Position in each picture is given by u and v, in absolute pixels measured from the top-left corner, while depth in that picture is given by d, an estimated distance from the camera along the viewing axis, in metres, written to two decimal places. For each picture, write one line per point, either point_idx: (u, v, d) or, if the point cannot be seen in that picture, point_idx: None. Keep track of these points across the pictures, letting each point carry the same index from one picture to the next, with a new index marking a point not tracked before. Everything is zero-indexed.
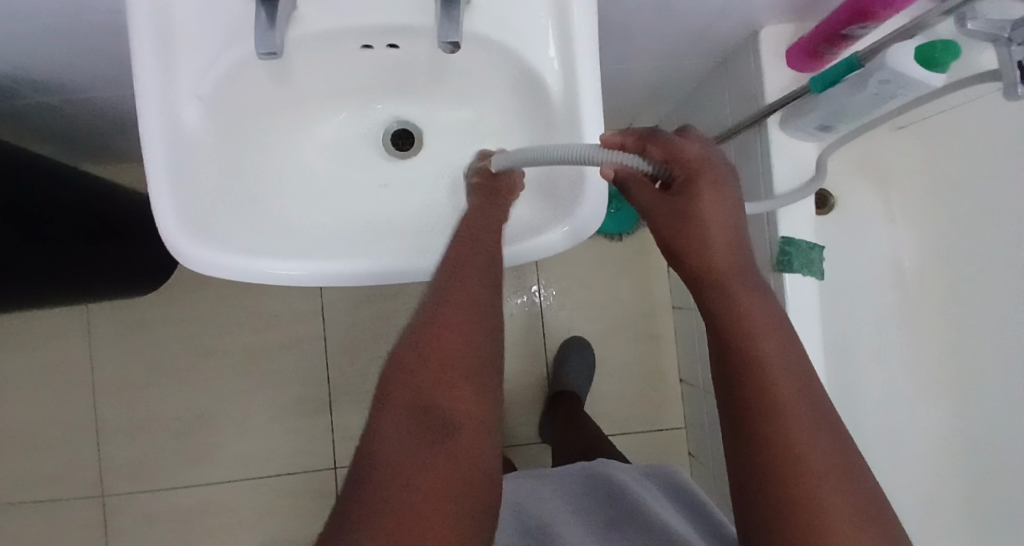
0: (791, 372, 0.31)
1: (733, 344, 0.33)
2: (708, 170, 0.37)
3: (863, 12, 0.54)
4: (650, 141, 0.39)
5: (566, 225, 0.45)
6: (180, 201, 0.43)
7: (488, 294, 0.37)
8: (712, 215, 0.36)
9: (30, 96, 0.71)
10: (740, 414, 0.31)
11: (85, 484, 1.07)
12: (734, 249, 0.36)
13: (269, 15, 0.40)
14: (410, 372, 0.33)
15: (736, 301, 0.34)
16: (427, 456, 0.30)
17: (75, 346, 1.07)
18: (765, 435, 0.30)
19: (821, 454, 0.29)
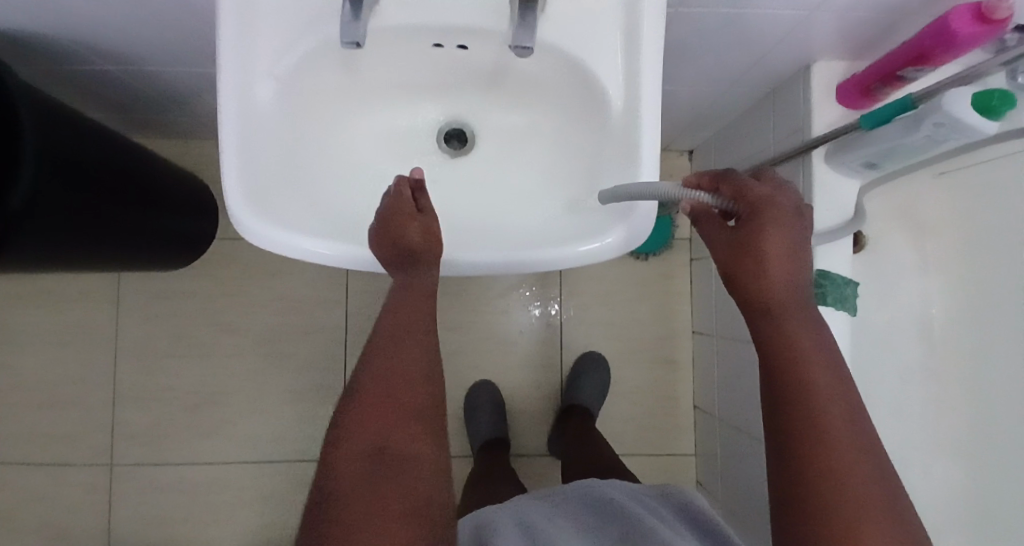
0: (833, 396, 0.39)
1: (788, 372, 0.40)
2: (772, 209, 0.42)
3: (921, 55, 0.55)
4: (722, 182, 0.45)
5: (619, 233, 0.46)
6: (246, 173, 0.44)
7: (420, 338, 0.47)
8: (772, 250, 0.41)
9: (95, 62, 0.74)
10: (788, 429, 0.39)
11: (96, 449, 1.08)
12: (790, 284, 0.41)
13: (354, 7, 0.42)
14: (363, 419, 0.43)
15: (789, 330, 0.41)
16: (392, 494, 0.41)
17: (103, 311, 1.09)
18: (810, 446, 0.38)
19: (854, 459, 0.37)
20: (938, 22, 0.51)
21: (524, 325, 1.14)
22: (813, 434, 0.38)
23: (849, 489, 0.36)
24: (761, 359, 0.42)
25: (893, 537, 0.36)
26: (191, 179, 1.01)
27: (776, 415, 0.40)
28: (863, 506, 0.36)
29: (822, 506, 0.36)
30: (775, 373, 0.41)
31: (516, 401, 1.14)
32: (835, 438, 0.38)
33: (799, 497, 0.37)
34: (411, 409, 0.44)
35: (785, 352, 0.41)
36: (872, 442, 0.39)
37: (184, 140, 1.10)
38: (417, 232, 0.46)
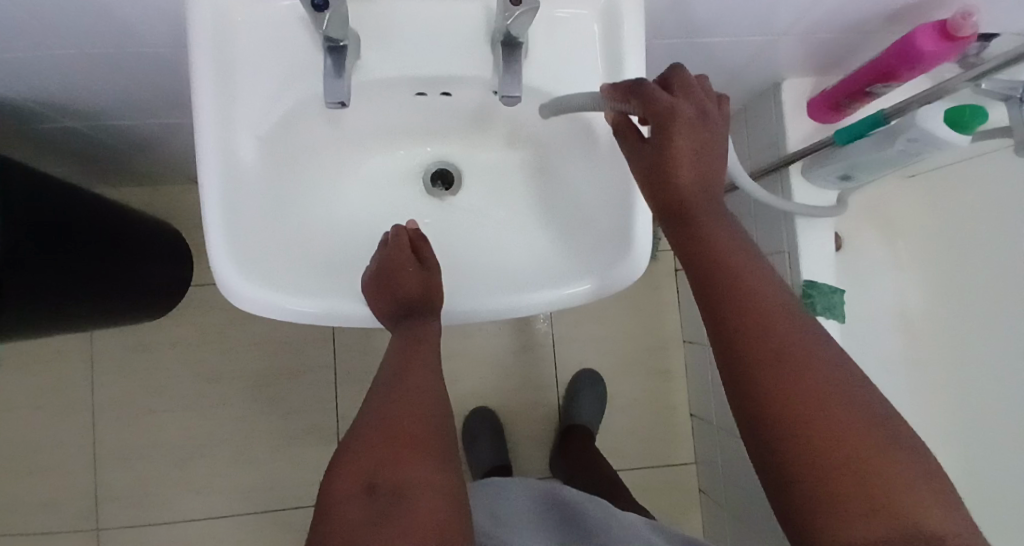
0: (772, 296, 0.36)
1: (723, 280, 0.36)
2: (679, 121, 0.38)
3: (888, 73, 0.57)
4: (632, 94, 0.39)
5: (591, 281, 0.47)
6: (236, 239, 0.42)
7: (426, 369, 0.46)
8: (681, 156, 0.38)
9: (58, 120, 0.71)
10: (737, 340, 0.34)
11: (79, 514, 1.03)
12: (700, 183, 0.39)
13: (337, 64, 0.41)
14: (358, 451, 0.40)
15: (713, 236, 0.38)
16: (388, 527, 0.36)
17: (78, 369, 1.04)
18: (763, 352, 0.33)
19: (809, 359, 0.33)
20: (904, 40, 0.53)
21: (517, 347, 1.14)
22: (760, 345, 0.34)
23: (818, 389, 0.32)
24: (693, 274, 0.38)
25: (868, 432, 0.31)
26: (164, 228, 0.98)
27: (718, 331, 0.35)
28: (832, 409, 0.31)
29: (794, 413, 0.31)
30: (709, 287, 0.37)
31: (514, 425, 1.13)
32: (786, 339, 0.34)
33: (763, 411, 0.32)
34: (405, 439, 0.40)
35: (715, 261, 0.37)
36: (821, 337, 0.35)
37: (153, 187, 1.07)
38: (419, 285, 0.46)
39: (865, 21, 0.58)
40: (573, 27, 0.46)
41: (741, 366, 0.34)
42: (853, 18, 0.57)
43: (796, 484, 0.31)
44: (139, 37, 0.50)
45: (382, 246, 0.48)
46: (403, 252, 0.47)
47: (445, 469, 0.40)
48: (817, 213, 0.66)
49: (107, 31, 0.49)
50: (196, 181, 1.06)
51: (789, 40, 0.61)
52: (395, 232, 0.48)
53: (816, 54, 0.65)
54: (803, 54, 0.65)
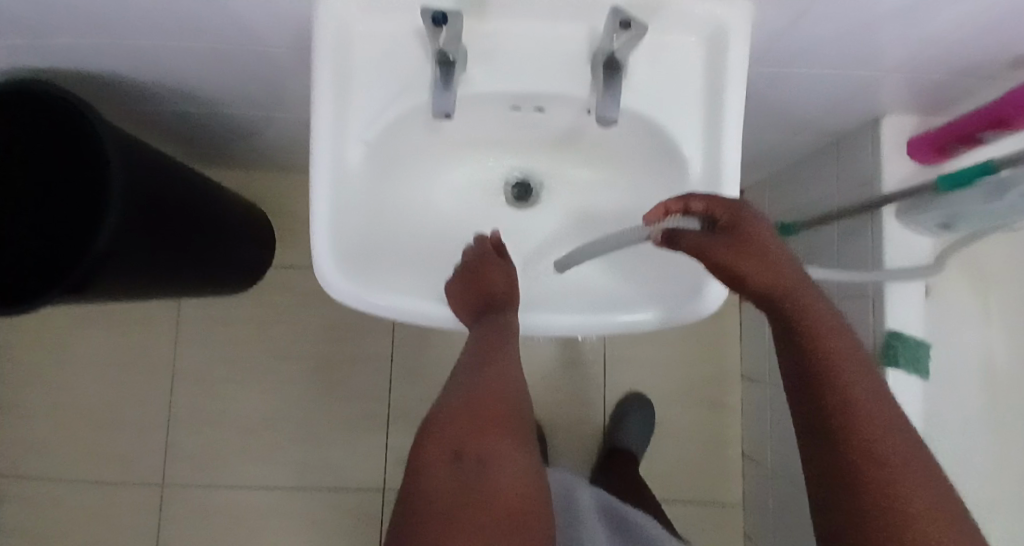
0: (868, 392, 0.37)
1: (823, 370, 0.37)
2: (746, 211, 0.41)
3: (1000, 120, 0.54)
4: (691, 198, 0.40)
5: (659, 311, 0.49)
6: (337, 234, 0.46)
7: (510, 357, 0.48)
8: (762, 247, 0.40)
9: (178, 106, 0.78)
10: (824, 422, 0.37)
11: (149, 468, 1.12)
12: (790, 269, 0.40)
13: (445, 79, 0.44)
14: (443, 421, 0.44)
15: (810, 317, 0.39)
16: (467, 491, 0.41)
17: (163, 334, 1.14)
18: (849, 438, 0.35)
19: (903, 460, 0.34)
20: (1017, 90, 0.50)
21: (568, 361, 1.13)
22: (858, 438, 0.35)
23: (896, 479, 0.33)
24: (785, 349, 0.40)
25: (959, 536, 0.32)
26: (253, 211, 1.05)
27: (809, 409, 0.38)
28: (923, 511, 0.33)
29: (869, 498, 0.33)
30: (802, 365, 0.39)
31: (558, 440, 1.13)
32: (875, 428, 0.35)
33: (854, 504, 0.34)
34: (478, 420, 0.44)
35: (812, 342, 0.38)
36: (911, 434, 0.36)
37: (245, 172, 1.15)
38: (502, 282, 0.49)
39: (986, 63, 0.55)
40: (673, 55, 0.47)
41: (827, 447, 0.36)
42: (972, 59, 0.54)
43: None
44: (265, 36, 0.54)
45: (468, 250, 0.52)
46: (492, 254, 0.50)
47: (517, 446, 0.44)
48: (912, 274, 0.65)
49: (240, 32, 0.54)
50: (285, 170, 1.14)
51: (896, 78, 0.59)
52: (477, 242, 0.52)
53: (925, 93, 0.62)
54: (909, 92, 0.62)
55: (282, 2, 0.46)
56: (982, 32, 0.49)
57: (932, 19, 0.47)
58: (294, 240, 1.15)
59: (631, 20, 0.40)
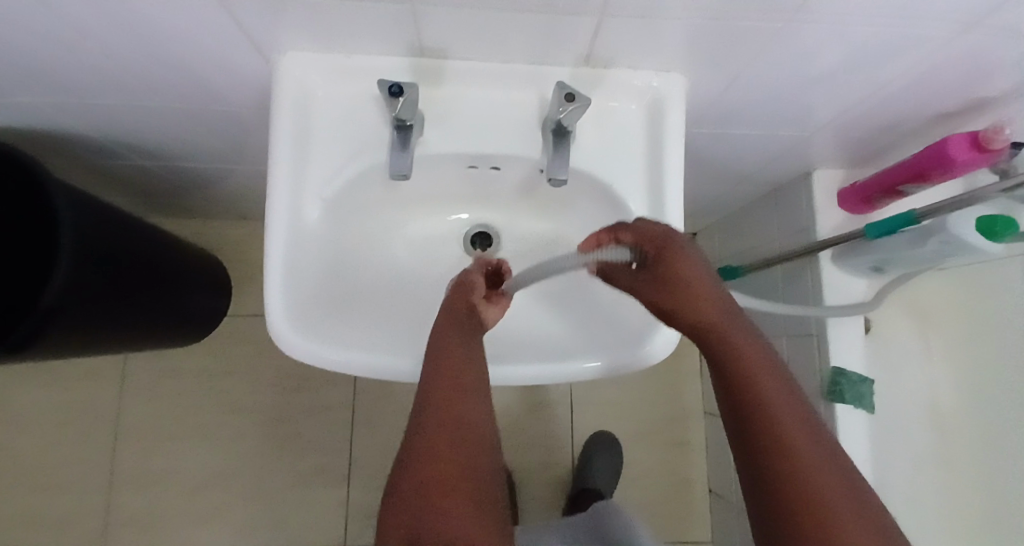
0: (808, 438, 0.33)
1: (752, 411, 0.34)
2: (673, 243, 0.40)
3: (920, 174, 0.60)
4: (620, 229, 0.43)
5: (601, 359, 0.50)
6: (291, 288, 0.46)
7: (470, 388, 0.41)
8: (688, 286, 0.39)
9: (132, 158, 0.77)
10: (761, 471, 0.32)
11: (85, 537, 1.03)
12: (719, 304, 0.39)
13: (402, 140, 0.45)
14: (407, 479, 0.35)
15: (741, 353, 0.37)
16: None
17: (107, 389, 1.08)
18: (786, 485, 0.31)
19: (854, 523, 0.29)
20: (935, 146, 0.56)
21: (534, 404, 1.13)
22: (797, 493, 0.31)
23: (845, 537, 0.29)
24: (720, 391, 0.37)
25: None
26: (210, 259, 1.03)
27: (748, 459, 0.34)
28: None
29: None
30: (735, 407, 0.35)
31: (526, 485, 1.11)
32: (817, 478, 0.31)
33: None
34: (445, 490, 0.34)
35: (744, 380, 0.35)
36: (862, 490, 0.31)
37: (202, 220, 1.13)
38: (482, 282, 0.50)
39: (896, 123, 0.61)
40: (617, 118, 0.50)
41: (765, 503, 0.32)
42: (883, 118, 0.60)
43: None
44: (223, 96, 0.55)
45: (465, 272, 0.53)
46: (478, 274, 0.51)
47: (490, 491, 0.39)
48: (849, 310, 0.69)
49: (199, 92, 0.54)
50: (245, 218, 1.12)
51: (821, 136, 0.65)
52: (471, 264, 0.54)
53: (847, 148, 0.68)
54: (834, 148, 0.68)
55: (240, 66, 0.48)
56: (889, 96, 0.55)
57: (845, 85, 0.52)
58: (253, 288, 1.13)
59: (575, 92, 0.44)
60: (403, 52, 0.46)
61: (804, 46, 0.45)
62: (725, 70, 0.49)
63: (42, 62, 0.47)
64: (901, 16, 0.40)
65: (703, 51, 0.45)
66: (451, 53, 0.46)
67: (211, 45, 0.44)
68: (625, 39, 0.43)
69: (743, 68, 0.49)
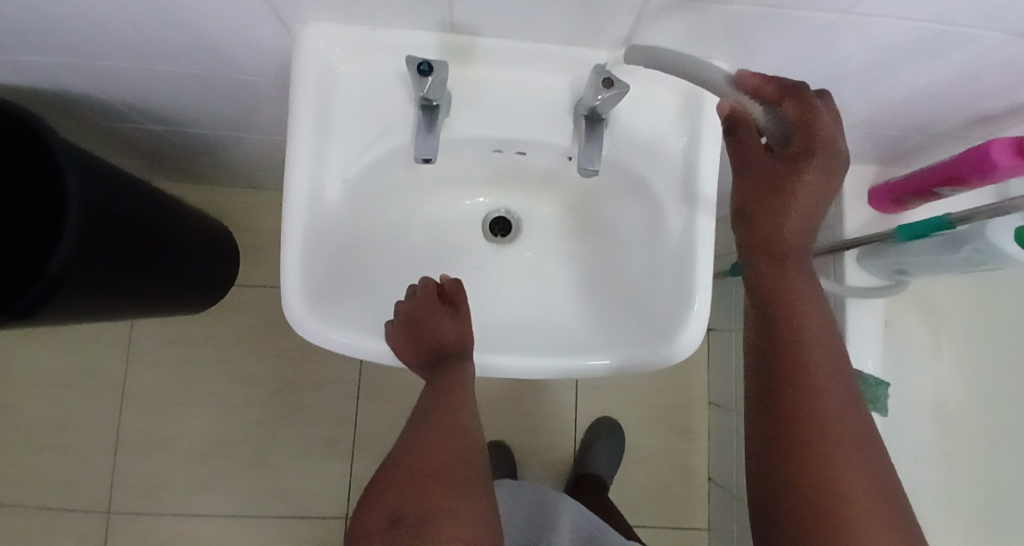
0: (821, 347, 0.41)
1: (779, 321, 0.42)
2: (824, 153, 0.39)
3: (956, 177, 0.58)
4: (788, 96, 0.39)
5: (613, 356, 0.49)
6: (309, 271, 0.44)
7: (462, 403, 0.48)
8: (799, 198, 0.40)
9: (142, 123, 0.75)
10: (779, 383, 0.40)
11: (94, 496, 1.05)
12: (803, 233, 0.42)
13: (429, 122, 0.44)
14: (390, 479, 0.44)
15: (792, 293, 0.42)
16: None
17: (113, 353, 1.08)
18: (792, 382, 0.40)
19: (836, 416, 0.39)
20: (974, 150, 0.54)
21: (540, 387, 1.13)
22: (800, 386, 0.40)
23: (832, 451, 0.38)
24: (756, 322, 0.44)
25: (870, 484, 0.38)
26: (219, 227, 1.02)
27: (764, 361, 0.42)
28: (846, 463, 0.38)
29: (808, 470, 0.38)
30: (766, 338, 0.42)
31: (528, 466, 1.12)
32: (824, 395, 0.39)
33: (787, 446, 0.39)
34: (426, 489, 0.42)
35: (781, 322, 0.42)
36: (851, 389, 0.41)
37: (211, 188, 1.11)
38: (452, 331, 0.49)
39: (936, 123, 0.59)
40: (654, 105, 0.48)
41: (772, 413, 0.40)
42: (922, 118, 0.58)
43: (776, 516, 0.39)
44: (240, 63, 0.53)
45: (411, 295, 0.51)
46: (431, 286, 0.51)
47: (468, 498, 0.42)
48: (868, 293, 0.70)
49: (218, 58, 0.52)
50: (253, 186, 1.10)
51: (857, 132, 0.62)
52: (422, 284, 0.51)
53: (881, 145, 0.66)
54: (868, 144, 0.66)
55: (261, 34, 0.45)
56: (935, 96, 0.52)
57: (889, 81, 0.50)
58: (262, 258, 1.12)
59: (614, 78, 0.41)
60: (432, 28, 0.43)
61: (854, 40, 0.42)
62: (769, 60, 0.47)
63: (54, 21, 0.44)
64: (962, 13, 0.37)
65: (748, 40, 0.43)
66: (484, 30, 0.43)
67: (230, 10, 0.42)
68: (671, 25, 0.41)
69: (788, 60, 0.46)
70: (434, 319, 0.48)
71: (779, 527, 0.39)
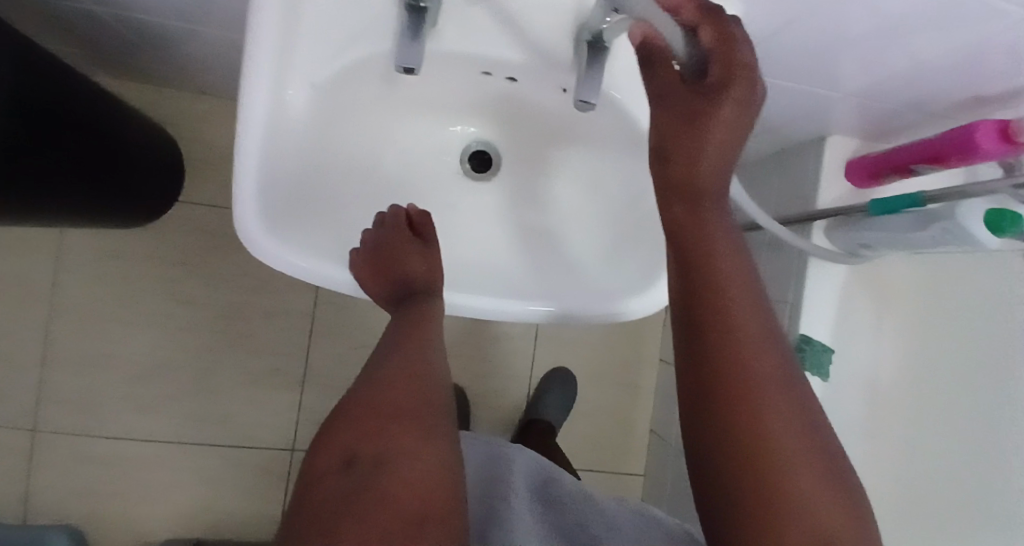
0: (745, 296, 0.37)
1: (697, 269, 0.38)
2: (741, 86, 0.36)
3: (937, 157, 0.58)
4: (708, 20, 0.35)
5: (551, 304, 0.48)
6: (264, 186, 0.40)
7: (427, 343, 0.46)
8: (715, 139, 0.37)
9: (72, 1, 0.64)
10: (700, 336, 0.37)
11: (17, 412, 0.99)
12: (721, 177, 0.39)
13: (415, 28, 0.38)
14: (348, 421, 0.41)
15: (711, 244, 0.38)
16: (351, 503, 0.36)
17: (38, 262, 0.98)
18: (713, 335, 0.36)
19: (767, 371, 0.35)
20: (961, 129, 0.54)
21: (499, 333, 1.13)
22: (722, 337, 0.36)
23: (767, 411, 0.34)
24: (679, 277, 0.40)
25: (806, 445, 0.33)
26: (163, 134, 0.92)
27: (687, 313, 0.38)
28: (780, 422, 0.33)
29: (742, 435, 0.33)
30: (688, 286, 0.38)
31: (481, 408, 1.13)
32: (750, 347, 0.35)
33: (713, 406, 0.35)
34: (387, 428, 0.40)
35: (703, 275, 0.38)
36: (782, 342, 0.37)
37: (154, 88, 0.99)
38: (421, 265, 0.46)
39: (926, 100, 0.58)
40: None
41: (695, 370, 0.36)
42: (916, 94, 0.57)
43: (714, 491, 0.34)
44: None
45: (378, 225, 0.47)
46: (401, 216, 0.48)
47: (430, 440, 0.40)
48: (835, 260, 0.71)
49: None
50: (203, 92, 1.00)
51: (849, 101, 0.61)
52: (391, 212, 0.48)
53: (867, 118, 0.66)
54: (856, 116, 0.65)
55: None
56: (932, 71, 0.52)
57: (894, 50, 0.49)
58: (211, 174, 1.03)
59: None
60: None
61: None
62: (785, 8, 0.43)
63: None
64: None
65: None
66: None
67: None
68: None
69: (803, 11, 0.44)
70: (396, 249, 0.45)
71: (717, 504, 0.34)
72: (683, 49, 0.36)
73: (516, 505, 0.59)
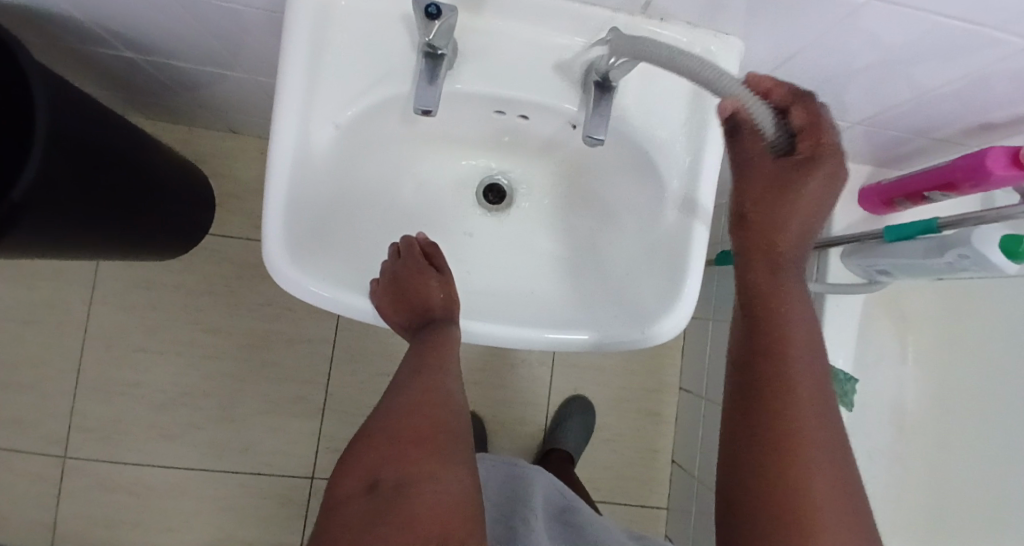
0: (805, 355, 0.41)
1: (765, 325, 0.42)
2: (829, 163, 0.39)
3: (949, 183, 0.58)
4: (798, 102, 0.39)
5: (591, 333, 0.48)
6: (293, 221, 0.42)
7: (445, 369, 0.47)
8: (798, 211, 0.41)
9: (118, 50, 0.70)
10: (760, 385, 0.40)
11: (50, 440, 1.02)
12: (795, 245, 0.42)
13: (432, 71, 0.41)
14: (366, 446, 0.43)
15: (782, 299, 0.42)
16: (376, 531, 0.39)
17: (75, 294, 1.03)
18: (772, 386, 0.40)
19: (814, 426, 0.39)
20: (970, 156, 0.55)
21: (516, 361, 1.13)
22: (780, 390, 0.40)
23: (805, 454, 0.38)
24: (746, 325, 0.43)
25: (838, 494, 0.38)
26: (195, 170, 0.97)
27: (748, 361, 0.42)
28: (818, 472, 0.38)
29: (775, 476, 0.38)
30: (755, 337, 0.42)
31: (498, 437, 1.13)
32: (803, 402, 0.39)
33: (761, 449, 0.39)
34: (408, 456, 0.41)
35: (768, 325, 0.41)
36: (831, 401, 0.41)
37: (188, 128, 1.05)
38: (438, 292, 0.48)
39: (935, 127, 0.59)
40: (665, 79, 0.46)
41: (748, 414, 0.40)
42: (924, 122, 0.58)
43: (743, 519, 0.39)
44: None
45: (394, 256, 0.49)
46: (418, 247, 0.49)
47: (447, 464, 0.42)
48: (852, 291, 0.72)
49: None
50: (232, 130, 1.05)
51: (857, 129, 0.62)
52: (406, 243, 0.49)
53: (877, 145, 0.66)
54: (866, 143, 0.66)
55: None
56: (938, 99, 0.52)
57: (896, 81, 0.50)
58: (239, 207, 1.07)
59: (630, 44, 0.39)
60: None
61: (878, 28, 0.41)
62: (787, 41, 0.45)
63: None
64: (988, 13, 0.36)
65: (775, 19, 0.41)
66: None
67: None
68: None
69: (807, 44, 0.45)
70: (422, 285, 0.47)
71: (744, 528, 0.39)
72: (772, 128, 0.39)
73: (536, 528, 0.59)
